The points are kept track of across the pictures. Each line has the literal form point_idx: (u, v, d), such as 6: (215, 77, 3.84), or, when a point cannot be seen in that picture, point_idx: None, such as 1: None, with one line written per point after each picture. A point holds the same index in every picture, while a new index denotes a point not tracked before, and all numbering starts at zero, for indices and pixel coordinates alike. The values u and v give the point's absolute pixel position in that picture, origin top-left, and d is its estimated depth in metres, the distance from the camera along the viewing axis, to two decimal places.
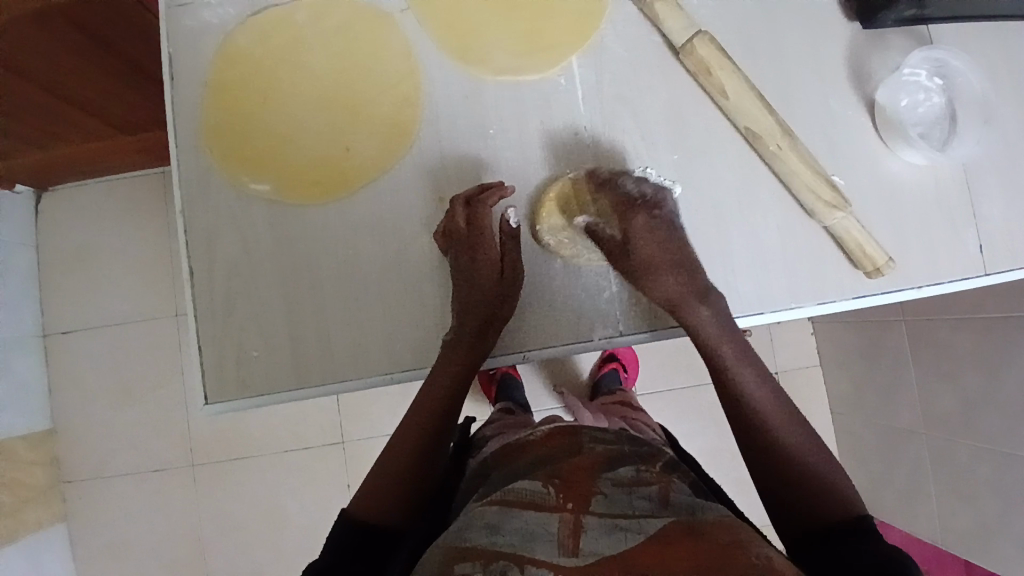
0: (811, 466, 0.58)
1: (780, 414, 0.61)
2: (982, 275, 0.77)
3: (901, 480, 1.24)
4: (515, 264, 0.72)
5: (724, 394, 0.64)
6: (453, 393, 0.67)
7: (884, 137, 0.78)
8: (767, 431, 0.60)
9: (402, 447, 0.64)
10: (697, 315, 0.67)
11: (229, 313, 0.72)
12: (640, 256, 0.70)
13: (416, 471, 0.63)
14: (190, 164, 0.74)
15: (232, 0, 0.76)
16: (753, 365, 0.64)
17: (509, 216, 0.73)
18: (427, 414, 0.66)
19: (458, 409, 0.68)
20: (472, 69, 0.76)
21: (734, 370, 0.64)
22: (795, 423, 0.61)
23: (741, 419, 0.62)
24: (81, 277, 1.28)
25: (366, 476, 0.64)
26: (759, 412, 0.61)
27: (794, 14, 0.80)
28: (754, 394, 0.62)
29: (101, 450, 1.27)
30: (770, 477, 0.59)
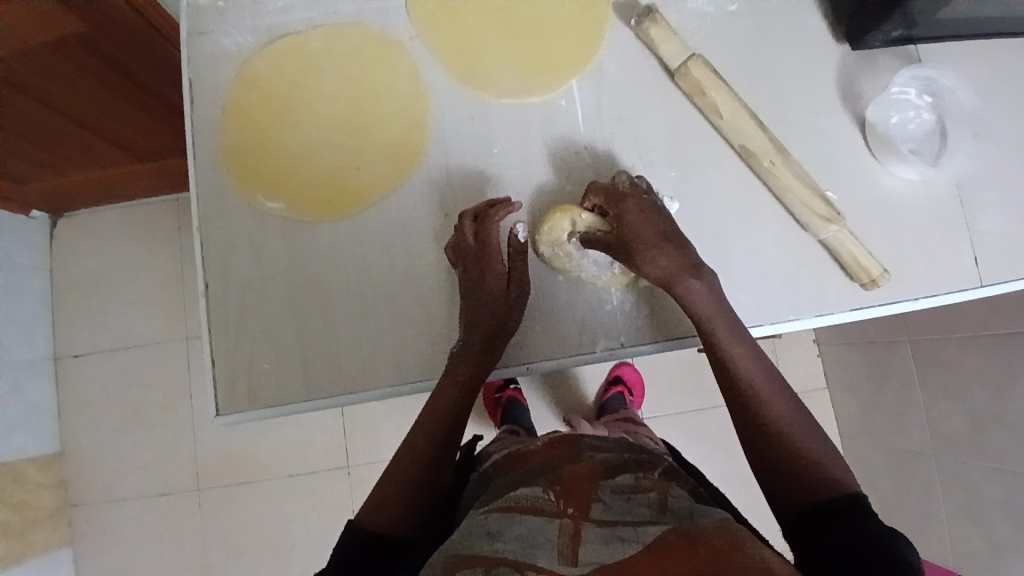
0: (802, 443, 0.57)
1: (770, 392, 0.61)
2: (978, 287, 0.77)
3: (914, 502, 1.22)
4: (523, 277, 0.73)
5: (718, 369, 0.64)
6: (461, 402, 0.67)
7: (876, 153, 0.79)
8: (758, 407, 0.60)
9: (408, 458, 0.64)
10: (688, 291, 0.66)
11: (241, 327, 0.74)
12: (631, 236, 0.69)
13: (423, 479, 0.63)
14: (207, 184, 0.76)
15: (249, 29, 0.80)
16: (746, 342, 0.64)
17: (518, 231, 0.74)
18: (435, 422, 0.66)
19: (466, 421, 0.68)
20: (476, 92, 0.79)
21: (727, 347, 0.64)
22: (787, 401, 0.60)
23: (732, 394, 0.62)
24: (94, 300, 1.31)
25: (374, 488, 0.62)
26: (749, 389, 0.61)
27: (788, 38, 0.82)
28: (745, 371, 0.62)
29: (108, 472, 1.27)
30: (757, 451, 0.59)
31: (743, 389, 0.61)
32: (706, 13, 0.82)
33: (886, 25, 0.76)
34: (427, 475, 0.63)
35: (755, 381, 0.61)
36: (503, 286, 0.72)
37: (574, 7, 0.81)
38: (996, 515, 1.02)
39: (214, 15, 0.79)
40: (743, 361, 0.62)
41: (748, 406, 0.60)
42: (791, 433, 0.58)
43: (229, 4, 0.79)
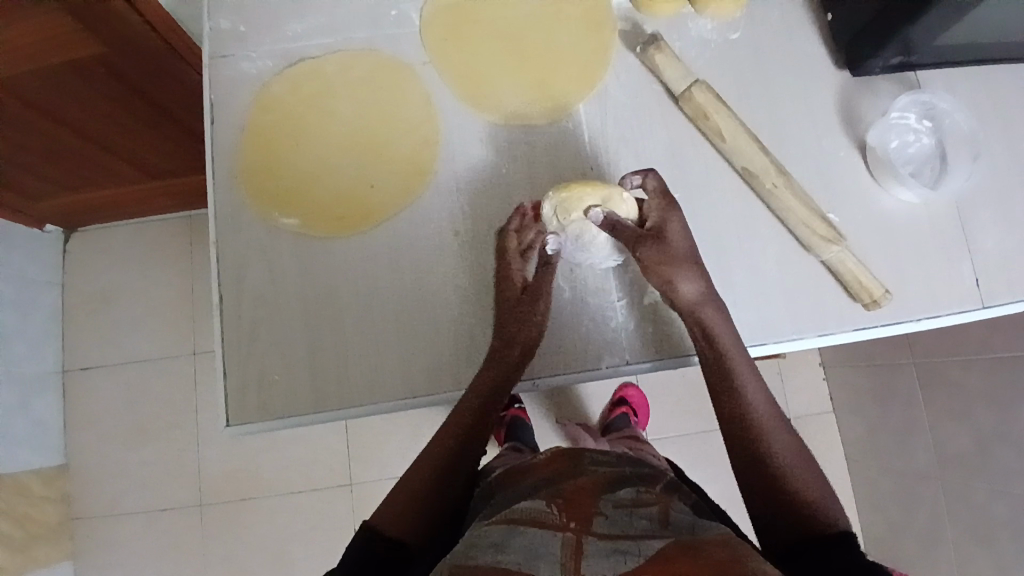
0: (798, 474, 0.60)
1: (774, 421, 0.63)
2: (980, 308, 0.78)
3: (921, 527, 1.21)
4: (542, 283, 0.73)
5: (726, 392, 0.65)
6: (481, 413, 0.68)
7: (876, 175, 0.81)
8: (759, 433, 0.62)
9: (426, 464, 0.65)
10: (705, 315, 0.69)
11: (252, 340, 0.75)
12: (668, 248, 0.71)
13: (438, 486, 0.64)
14: (223, 200, 0.78)
15: (268, 53, 0.83)
16: (753, 371, 0.67)
17: (550, 242, 0.74)
18: (452, 432, 0.67)
19: (485, 433, 0.67)
20: (485, 115, 0.81)
21: (738, 371, 0.66)
22: (786, 432, 0.63)
23: (735, 418, 0.64)
24: (104, 314, 1.33)
25: (389, 494, 0.64)
26: (753, 416, 0.63)
27: (788, 65, 0.84)
28: (751, 395, 0.65)
29: (112, 487, 1.27)
30: (752, 475, 0.61)
31: (748, 414, 0.63)
32: (709, 40, 0.84)
33: (885, 52, 0.78)
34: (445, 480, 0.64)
35: (760, 408, 0.64)
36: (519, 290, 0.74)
37: (580, 34, 0.84)
38: (1003, 540, 1.01)
39: (233, 39, 0.83)
40: (752, 387, 0.65)
41: (750, 430, 0.63)
42: (789, 462, 0.61)
43: (249, 29, 0.83)
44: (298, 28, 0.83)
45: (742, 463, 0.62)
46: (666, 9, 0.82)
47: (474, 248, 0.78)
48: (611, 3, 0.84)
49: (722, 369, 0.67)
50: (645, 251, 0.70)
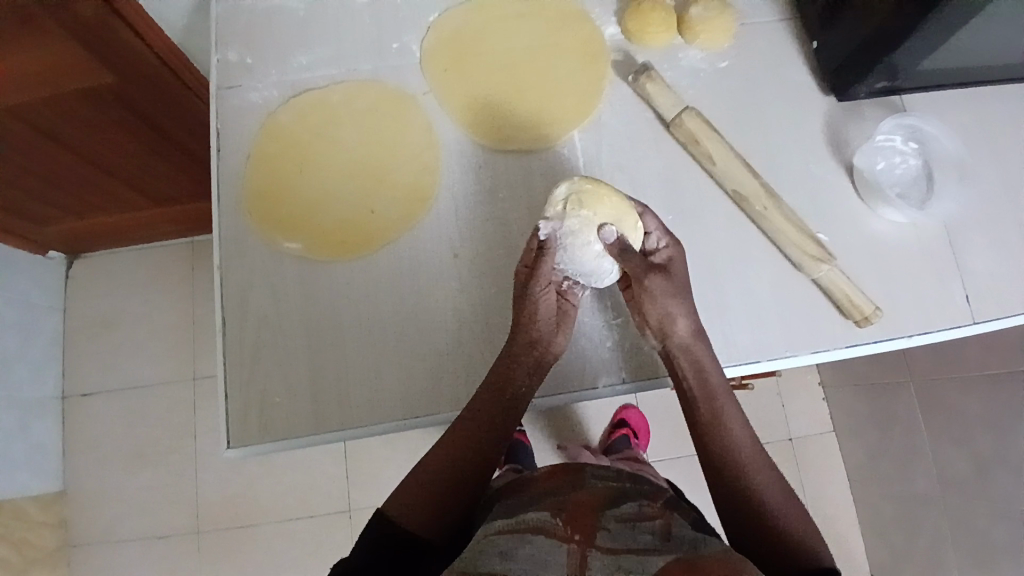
0: (782, 511, 0.62)
1: (756, 458, 0.66)
2: (970, 324, 0.80)
3: (925, 550, 1.20)
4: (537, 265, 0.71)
5: (710, 433, 0.67)
6: (499, 418, 0.67)
7: (864, 197, 0.83)
8: (742, 471, 0.65)
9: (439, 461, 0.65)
10: (688, 356, 0.70)
11: (255, 361, 0.76)
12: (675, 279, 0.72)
13: (454, 483, 0.63)
14: (228, 225, 0.80)
15: (275, 84, 0.86)
16: (737, 408, 0.68)
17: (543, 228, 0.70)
18: (467, 436, 0.66)
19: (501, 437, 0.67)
20: (483, 141, 0.84)
21: (721, 412, 0.68)
22: (768, 467, 0.66)
23: (719, 457, 0.66)
24: (106, 339, 1.33)
25: (401, 482, 0.64)
26: (738, 453, 0.66)
27: (776, 93, 0.87)
28: (734, 434, 0.67)
29: (109, 513, 1.26)
30: (738, 514, 0.63)
31: (732, 453, 0.66)
32: (700, 69, 0.87)
33: (869, 79, 0.82)
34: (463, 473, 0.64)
35: (743, 446, 0.66)
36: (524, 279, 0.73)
37: (575, 64, 0.87)
38: (1007, 561, 1.01)
39: (241, 70, 0.86)
40: (735, 425, 0.67)
41: (733, 468, 0.65)
42: (772, 498, 0.63)
43: (256, 60, 0.86)
44: (303, 59, 0.87)
45: (724, 500, 0.64)
46: (657, 40, 0.86)
47: (473, 270, 0.79)
48: (605, 35, 0.88)
49: (706, 407, 0.68)
50: (652, 282, 0.70)
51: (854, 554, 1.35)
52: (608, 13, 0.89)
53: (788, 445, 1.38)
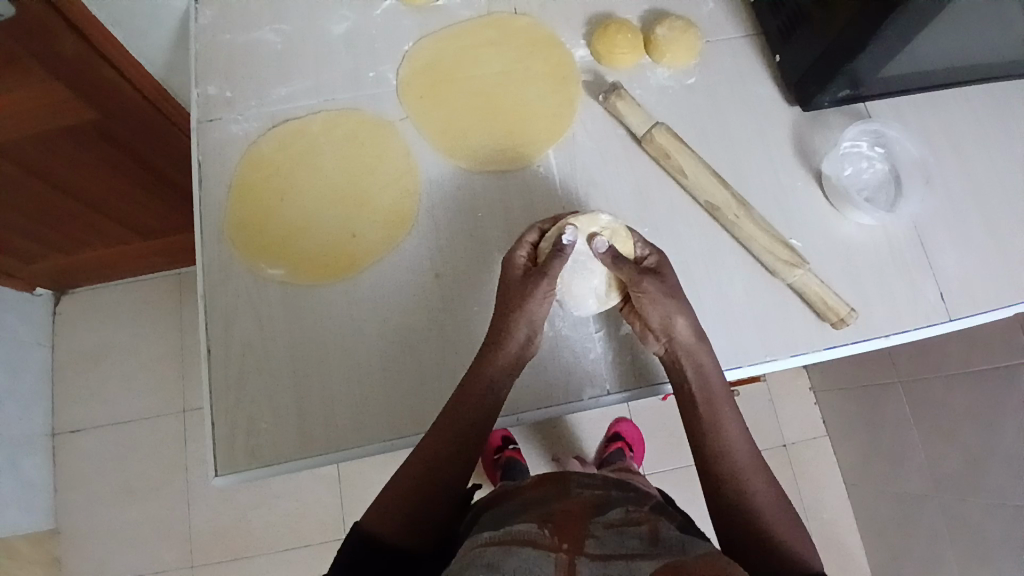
0: (772, 516, 0.64)
1: (751, 464, 0.67)
2: (946, 320, 0.82)
3: (922, 548, 1.20)
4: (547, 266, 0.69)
5: (709, 438, 0.68)
6: (476, 419, 0.67)
7: (834, 202, 0.86)
8: (737, 474, 0.66)
9: (417, 463, 0.65)
10: (691, 364, 0.71)
11: (241, 387, 0.77)
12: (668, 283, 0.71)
13: (430, 489, 0.64)
14: (211, 255, 0.82)
15: (255, 115, 0.88)
16: (735, 412, 0.69)
17: (567, 233, 0.69)
18: (447, 437, 0.66)
19: (476, 440, 0.67)
20: (461, 163, 0.86)
21: (720, 416, 0.69)
22: (762, 472, 0.67)
23: (715, 459, 0.67)
24: (94, 374, 1.33)
25: (382, 490, 0.65)
26: (734, 459, 0.66)
27: (743, 106, 0.91)
28: (732, 439, 0.67)
29: (102, 550, 1.25)
30: (731, 520, 0.64)
31: (728, 456, 0.67)
32: (668, 86, 0.90)
33: (831, 88, 0.85)
34: (437, 476, 0.64)
35: (739, 449, 0.67)
36: (523, 274, 0.72)
37: (548, 86, 0.90)
38: (1002, 555, 1.02)
39: (222, 104, 0.88)
40: (732, 427, 0.68)
41: (728, 471, 0.66)
42: (764, 505, 0.64)
43: (236, 94, 0.88)
44: (282, 91, 0.89)
45: (717, 502, 0.65)
46: (625, 61, 0.90)
47: (455, 288, 0.81)
48: (574, 57, 0.91)
49: (705, 409, 0.69)
50: (650, 285, 0.70)
51: (854, 557, 1.35)
52: (577, 37, 0.92)
53: (781, 451, 1.39)
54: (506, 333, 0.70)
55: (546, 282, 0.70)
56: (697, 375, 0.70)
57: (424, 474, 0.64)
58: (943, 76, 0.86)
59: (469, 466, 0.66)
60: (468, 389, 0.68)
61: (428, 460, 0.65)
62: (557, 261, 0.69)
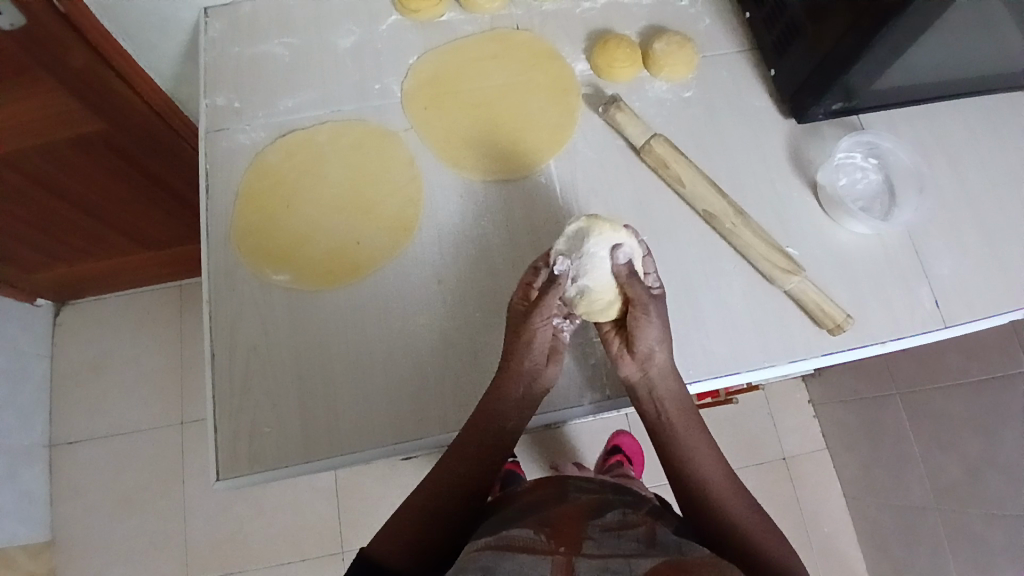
0: (749, 522, 0.65)
1: (721, 476, 0.69)
2: (943, 327, 0.83)
3: (925, 560, 1.20)
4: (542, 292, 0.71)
5: (681, 458, 0.70)
6: (485, 444, 0.68)
7: (829, 212, 0.88)
8: (717, 499, 0.67)
9: (431, 486, 0.66)
10: (666, 387, 0.71)
11: (245, 392, 0.77)
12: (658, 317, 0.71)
13: (432, 504, 0.65)
14: (218, 261, 0.83)
15: (262, 125, 0.89)
16: (706, 439, 0.71)
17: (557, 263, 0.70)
18: (457, 460, 0.67)
19: (492, 466, 0.68)
20: (465, 171, 0.88)
21: (688, 436, 0.70)
22: (736, 490, 0.68)
23: (694, 489, 0.67)
24: (93, 385, 1.33)
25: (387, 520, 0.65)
26: (707, 474, 0.68)
27: (738, 119, 0.93)
28: (700, 457, 0.69)
29: (99, 562, 1.24)
30: (716, 528, 0.64)
31: (701, 475, 0.68)
32: (666, 99, 0.93)
33: (825, 100, 0.87)
34: (445, 497, 0.65)
35: (710, 467, 0.69)
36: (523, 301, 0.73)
37: (549, 99, 0.92)
38: (1002, 566, 1.02)
39: (230, 114, 0.90)
40: (704, 456, 0.70)
41: (707, 495, 0.67)
42: (740, 513, 0.66)
43: (244, 104, 0.90)
44: (290, 102, 0.91)
45: (704, 529, 0.65)
46: (624, 74, 0.92)
47: (459, 294, 0.82)
48: (575, 71, 0.94)
49: (678, 435, 0.71)
50: (644, 313, 0.69)
51: (855, 571, 1.35)
52: (577, 51, 0.95)
53: (781, 463, 1.39)
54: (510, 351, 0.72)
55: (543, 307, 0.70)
56: (670, 400, 0.71)
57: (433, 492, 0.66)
58: (932, 89, 0.88)
59: (482, 480, 0.67)
60: (476, 421, 0.69)
61: (437, 478, 0.67)
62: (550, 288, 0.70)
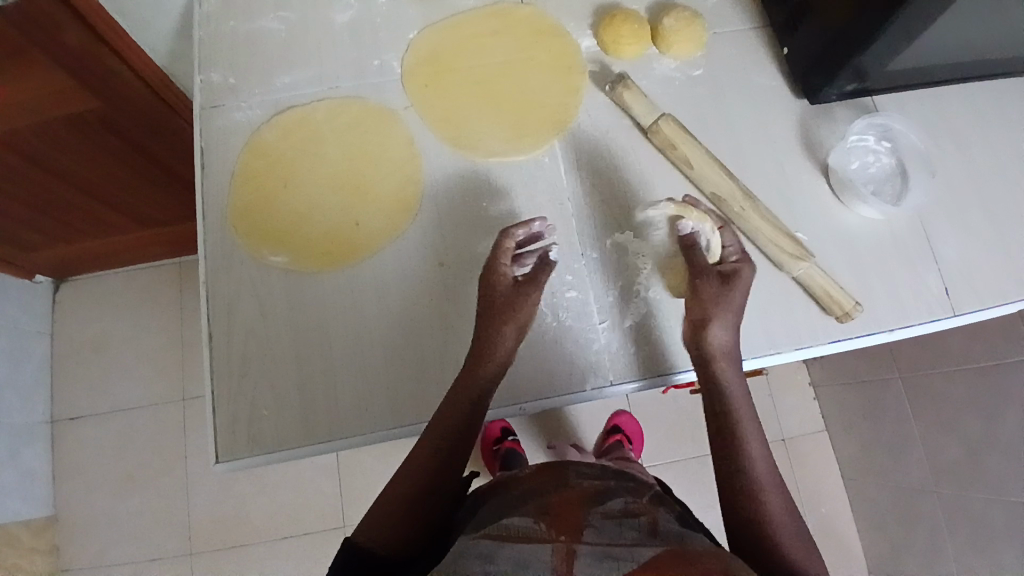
0: (779, 519, 0.63)
1: (766, 471, 0.66)
2: (952, 315, 0.82)
3: (921, 541, 1.21)
4: (536, 277, 0.75)
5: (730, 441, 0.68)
6: (470, 420, 0.68)
7: (839, 195, 0.86)
8: (755, 490, 0.65)
9: (416, 466, 0.65)
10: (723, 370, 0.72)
11: (244, 372, 0.76)
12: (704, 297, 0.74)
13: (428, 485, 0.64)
14: (216, 241, 0.81)
15: (258, 102, 0.87)
16: (759, 431, 0.69)
17: (550, 250, 0.78)
18: (444, 432, 0.67)
19: (468, 445, 0.68)
20: (466, 152, 0.85)
21: (742, 421, 0.69)
22: (778, 485, 0.66)
23: (734, 474, 0.66)
24: (94, 363, 1.33)
25: (383, 490, 0.65)
26: (753, 463, 0.66)
27: (747, 98, 0.90)
28: (750, 444, 0.68)
29: (102, 538, 1.25)
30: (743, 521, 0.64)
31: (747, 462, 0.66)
32: (673, 78, 0.90)
33: (838, 81, 0.84)
34: (436, 471, 0.65)
35: (757, 456, 0.67)
36: (511, 282, 0.75)
37: (553, 77, 0.89)
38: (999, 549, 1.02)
39: (225, 90, 0.87)
40: (753, 441, 0.68)
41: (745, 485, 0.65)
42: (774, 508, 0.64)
43: (239, 80, 0.88)
44: (287, 79, 0.88)
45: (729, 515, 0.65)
46: (630, 51, 0.89)
47: (458, 277, 0.81)
48: (580, 47, 0.91)
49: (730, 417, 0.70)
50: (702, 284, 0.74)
51: (850, 550, 1.36)
52: (583, 27, 0.91)
53: (779, 444, 1.39)
54: (496, 334, 0.71)
55: (536, 293, 0.75)
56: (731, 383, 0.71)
57: (418, 474, 0.65)
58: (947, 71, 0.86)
59: (464, 452, 0.67)
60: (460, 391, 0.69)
61: (427, 450, 0.66)
62: (546, 274, 0.76)
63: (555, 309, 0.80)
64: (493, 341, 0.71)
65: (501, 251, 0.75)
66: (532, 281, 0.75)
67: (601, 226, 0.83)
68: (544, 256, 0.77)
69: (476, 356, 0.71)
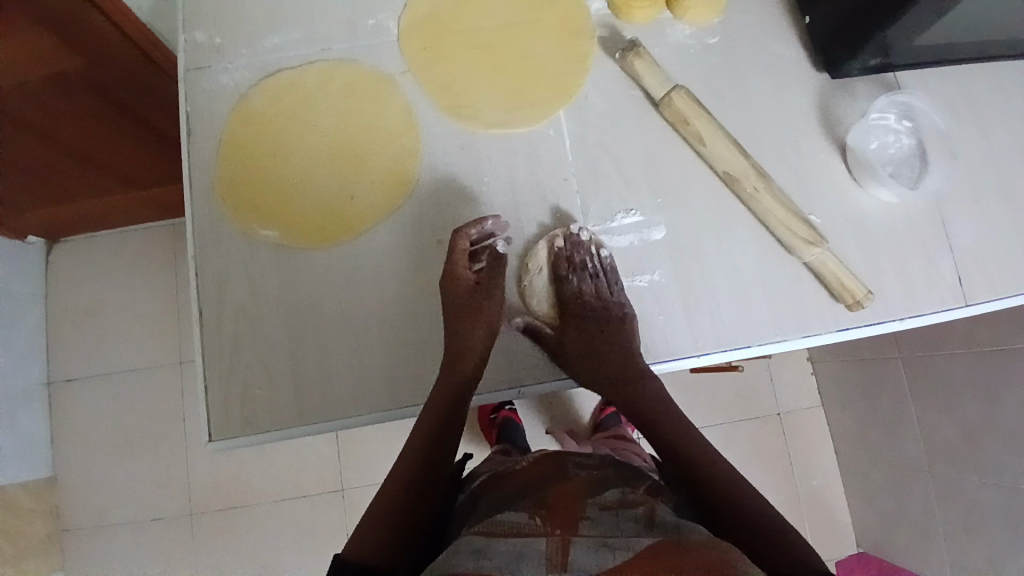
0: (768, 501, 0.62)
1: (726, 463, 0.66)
2: (963, 305, 0.79)
3: (912, 517, 1.22)
4: (494, 277, 0.75)
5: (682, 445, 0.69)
6: (453, 416, 0.68)
7: (856, 176, 0.82)
8: (728, 479, 0.64)
9: (403, 470, 0.66)
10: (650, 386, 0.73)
11: (236, 353, 0.75)
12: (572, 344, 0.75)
13: (420, 482, 0.65)
14: (203, 214, 0.78)
15: (246, 65, 0.82)
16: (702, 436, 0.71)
17: (498, 244, 0.76)
18: (434, 423, 0.67)
19: (457, 437, 0.69)
20: (465, 123, 0.81)
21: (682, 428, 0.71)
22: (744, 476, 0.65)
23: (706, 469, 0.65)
24: (88, 327, 1.31)
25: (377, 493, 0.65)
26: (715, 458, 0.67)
27: (764, 68, 0.85)
28: (697, 444, 0.69)
29: (101, 499, 1.26)
30: (732, 505, 0.62)
31: (708, 459, 0.66)
32: (687, 45, 0.85)
33: (862, 55, 0.78)
34: (427, 465, 0.66)
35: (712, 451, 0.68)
36: (470, 283, 0.74)
37: (557, 43, 0.84)
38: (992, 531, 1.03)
39: (210, 51, 0.82)
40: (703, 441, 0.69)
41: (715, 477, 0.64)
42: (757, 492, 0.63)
43: (226, 40, 0.83)
44: (275, 40, 0.83)
45: (717, 509, 0.62)
46: (642, 14, 0.83)
47: None
48: (590, 10, 0.85)
49: (672, 422, 0.71)
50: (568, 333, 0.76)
51: (840, 524, 1.37)
52: None
53: (775, 418, 1.39)
54: (467, 338, 0.71)
55: (495, 296, 0.75)
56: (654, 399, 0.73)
57: (406, 476, 0.65)
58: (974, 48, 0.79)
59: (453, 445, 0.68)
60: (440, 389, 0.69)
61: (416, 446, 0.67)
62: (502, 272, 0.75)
63: (525, 296, 0.78)
64: (466, 340, 0.71)
65: (456, 255, 0.73)
66: (490, 281, 0.75)
67: (605, 205, 0.80)
68: (492, 250, 0.75)
69: (450, 357, 0.70)
